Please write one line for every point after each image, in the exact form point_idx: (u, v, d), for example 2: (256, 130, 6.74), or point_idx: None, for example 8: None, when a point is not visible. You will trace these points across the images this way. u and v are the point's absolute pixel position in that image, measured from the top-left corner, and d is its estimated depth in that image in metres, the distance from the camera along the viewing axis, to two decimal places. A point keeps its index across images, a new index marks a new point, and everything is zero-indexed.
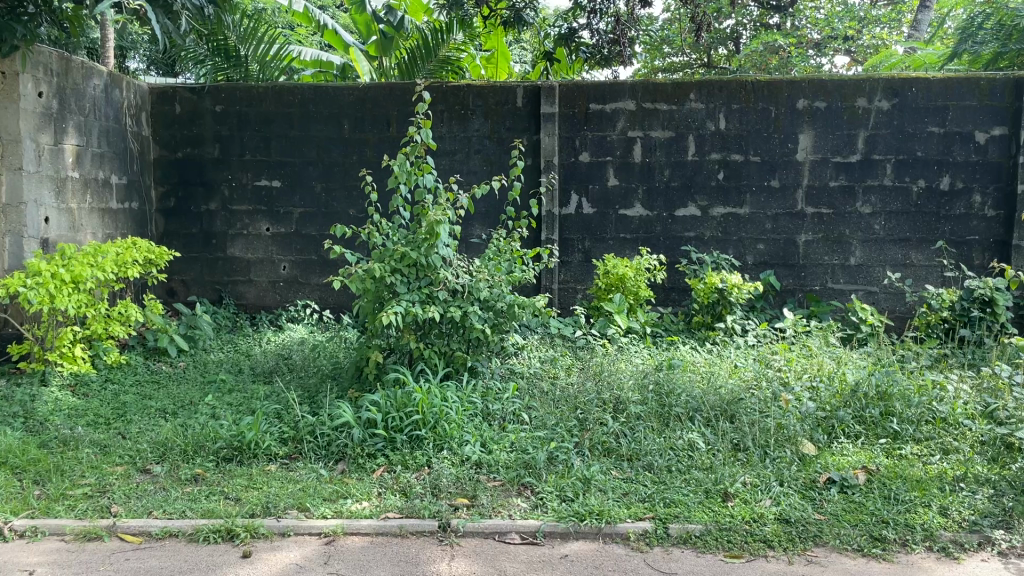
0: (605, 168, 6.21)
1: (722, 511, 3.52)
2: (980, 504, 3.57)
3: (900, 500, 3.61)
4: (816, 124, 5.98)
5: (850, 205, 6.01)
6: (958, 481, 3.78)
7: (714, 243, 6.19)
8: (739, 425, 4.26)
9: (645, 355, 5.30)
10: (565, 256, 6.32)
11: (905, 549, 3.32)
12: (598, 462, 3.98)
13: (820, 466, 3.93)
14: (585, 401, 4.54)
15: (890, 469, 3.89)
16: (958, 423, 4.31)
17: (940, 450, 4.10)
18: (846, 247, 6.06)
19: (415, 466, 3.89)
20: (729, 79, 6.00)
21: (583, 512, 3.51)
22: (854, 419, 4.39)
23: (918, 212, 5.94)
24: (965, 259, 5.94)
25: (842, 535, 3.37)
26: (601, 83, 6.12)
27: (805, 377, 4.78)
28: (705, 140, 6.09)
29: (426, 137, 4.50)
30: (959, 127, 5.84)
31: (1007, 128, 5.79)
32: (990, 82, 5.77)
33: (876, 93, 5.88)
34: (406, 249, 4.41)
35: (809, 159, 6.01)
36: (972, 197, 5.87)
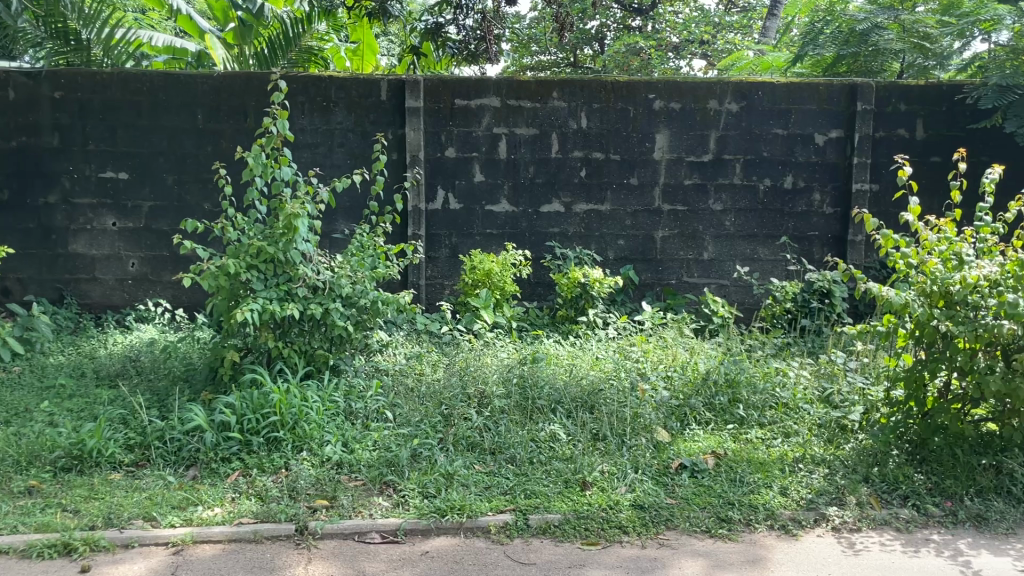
0: (471, 164, 6.22)
1: (580, 500, 3.62)
2: (816, 482, 3.85)
3: (745, 481, 3.84)
4: (672, 124, 6.21)
5: (703, 202, 6.28)
6: (797, 462, 4.05)
7: (577, 239, 6.32)
8: (599, 415, 4.38)
9: (511, 349, 5.34)
10: (431, 252, 6.29)
11: (748, 529, 3.54)
12: (462, 457, 3.98)
13: (673, 452, 4.11)
14: (449, 396, 4.52)
15: (737, 453, 4.11)
16: (798, 408, 4.59)
17: (781, 434, 4.36)
18: (700, 242, 6.33)
19: (272, 468, 3.77)
20: (590, 79, 6.14)
21: (444, 507, 3.52)
22: (705, 406, 4.61)
23: (764, 209, 6.28)
24: (806, 253, 6.33)
25: (691, 518, 3.55)
26: (466, 79, 6.12)
27: (661, 367, 4.98)
28: (567, 138, 6.21)
29: (282, 128, 4.37)
30: (801, 129, 6.21)
31: (842, 131, 6.22)
32: (828, 88, 6.16)
33: (726, 96, 6.17)
34: (263, 244, 4.26)
35: (666, 158, 6.24)
36: (813, 195, 6.27)
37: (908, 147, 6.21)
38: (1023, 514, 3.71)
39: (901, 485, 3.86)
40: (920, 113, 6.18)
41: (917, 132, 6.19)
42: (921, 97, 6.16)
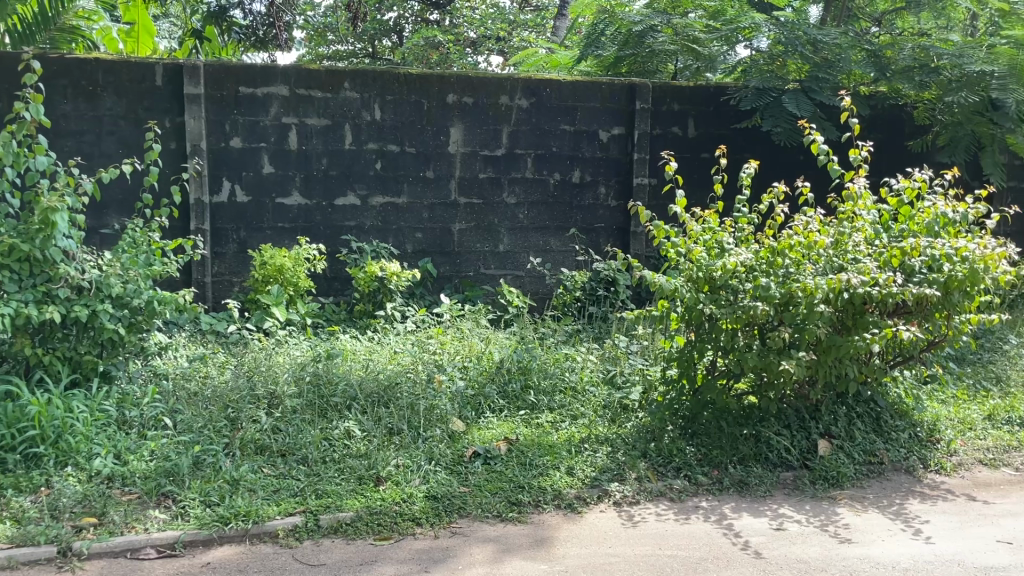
0: (259, 155, 5.97)
1: (373, 496, 3.60)
2: (600, 461, 4.13)
3: (535, 464, 4.01)
4: (465, 118, 6.28)
5: (497, 195, 6.41)
6: (583, 443, 4.30)
7: (373, 232, 6.25)
8: (395, 409, 4.35)
9: (304, 347, 5.17)
10: (218, 247, 5.98)
11: (537, 510, 3.72)
12: (249, 461, 3.83)
13: (467, 441, 4.19)
14: (237, 398, 4.30)
15: (528, 438, 4.28)
16: (584, 391, 4.86)
17: (569, 416, 4.61)
18: (495, 235, 6.46)
19: (30, 487, 3.43)
20: (382, 70, 6.08)
21: (228, 515, 3.36)
22: (499, 394, 4.73)
23: (555, 202, 6.52)
24: (594, 244, 6.64)
25: (483, 505, 3.65)
26: (252, 66, 5.87)
27: (457, 358, 5.03)
28: (360, 129, 6.12)
29: (37, 114, 3.97)
30: (587, 126, 6.50)
31: (624, 128, 6.58)
32: (610, 88, 6.49)
33: (516, 91, 6.33)
34: (15, 241, 3.85)
35: (460, 152, 6.30)
36: (599, 188, 6.58)
37: (682, 144, 6.67)
38: (777, 477, 4.20)
39: (674, 457, 4.23)
40: (692, 113, 6.65)
41: (690, 131, 6.66)
42: (692, 97, 6.64)
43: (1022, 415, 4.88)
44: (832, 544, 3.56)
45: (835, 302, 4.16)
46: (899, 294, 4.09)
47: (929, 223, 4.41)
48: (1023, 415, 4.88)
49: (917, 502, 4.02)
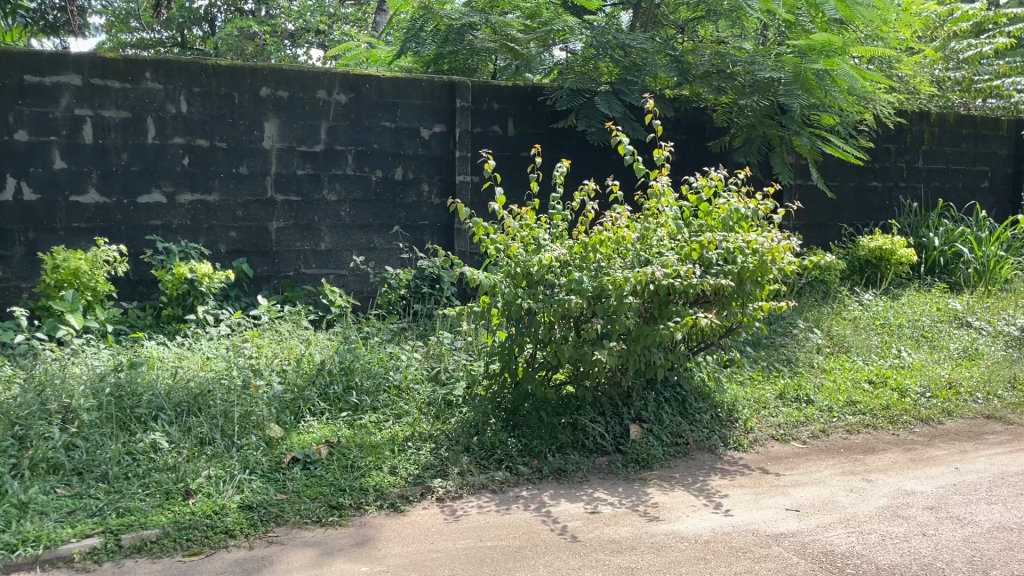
0: (49, 149, 5.51)
1: (181, 510, 3.42)
2: (423, 458, 4.14)
3: (356, 466, 3.96)
4: (281, 113, 6.09)
5: (317, 192, 6.26)
6: (406, 441, 4.29)
7: (183, 232, 5.92)
8: (207, 418, 4.15)
9: (105, 356, 4.82)
10: (3, 250, 5.45)
11: (359, 512, 3.68)
12: (40, 483, 3.53)
13: (285, 447, 4.07)
14: (25, 415, 3.94)
15: (349, 440, 4.21)
16: (408, 389, 4.84)
17: (393, 416, 4.58)
18: (315, 233, 6.29)
19: None
20: (188, 61, 5.79)
21: (15, 542, 3.10)
22: (320, 397, 4.63)
23: (377, 200, 6.44)
24: (417, 241, 6.62)
25: (302, 511, 3.56)
26: (38, 52, 5.41)
27: (275, 361, 4.87)
28: (166, 123, 5.78)
29: None
30: (408, 123, 6.48)
31: (445, 126, 6.60)
32: (430, 85, 6.51)
33: (334, 87, 6.21)
34: None
35: (276, 147, 6.10)
36: (421, 186, 6.57)
37: (502, 142, 6.79)
38: (592, 462, 4.40)
39: (496, 450, 4.32)
40: (510, 112, 6.79)
41: (509, 130, 6.80)
42: (511, 96, 6.78)
43: (808, 392, 5.36)
44: (643, 522, 3.77)
45: (643, 294, 4.39)
46: (698, 285, 4.38)
47: (725, 219, 4.75)
48: (808, 391, 5.36)
49: (718, 478, 4.33)
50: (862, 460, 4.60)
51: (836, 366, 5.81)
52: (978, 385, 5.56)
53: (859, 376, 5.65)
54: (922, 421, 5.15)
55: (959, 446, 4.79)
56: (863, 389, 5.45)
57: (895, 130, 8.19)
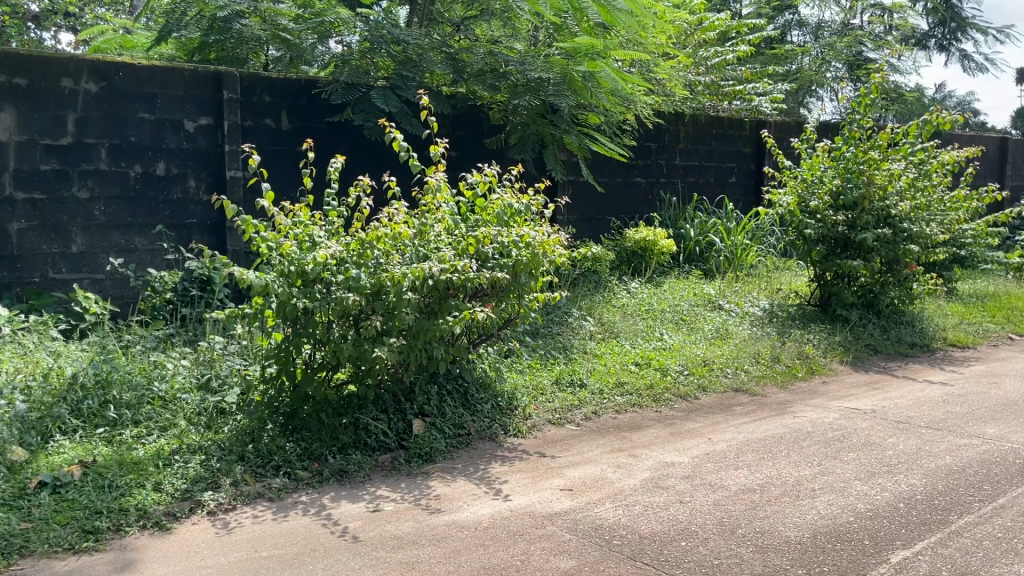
0: None
1: None
2: (192, 471, 3.92)
3: (115, 486, 3.68)
4: (19, 102, 5.52)
5: (66, 189, 5.71)
6: (173, 454, 4.05)
7: None
8: None
9: None
10: None
11: (119, 534, 3.41)
12: None
13: (31, 471, 3.70)
14: None
15: (106, 459, 3.91)
16: (176, 399, 4.56)
17: (158, 429, 4.30)
18: (66, 234, 5.75)
19: None
20: None
21: None
22: (72, 414, 4.26)
23: (137, 197, 5.99)
24: (184, 241, 6.22)
25: (52, 539, 3.26)
26: None
27: (18, 378, 4.42)
28: None
29: None
30: (170, 115, 6.08)
31: (212, 118, 6.27)
32: (193, 75, 6.15)
33: (81, 74, 5.72)
34: None
35: (14, 140, 5.52)
36: (187, 182, 6.19)
37: (276, 136, 6.56)
38: (374, 460, 4.37)
39: (273, 456, 4.18)
40: (283, 105, 6.57)
41: (282, 124, 6.58)
42: (283, 89, 6.56)
43: (581, 376, 5.67)
44: (424, 516, 3.80)
45: (422, 289, 4.43)
46: (475, 279, 4.49)
47: (499, 213, 4.90)
48: (581, 376, 5.67)
49: (497, 465, 4.46)
50: (630, 437, 4.93)
51: (606, 351, 6.18)
52: (728, 361, 6.14)
53: (627, 359, 6.04)
54: (682, 397, 5.60)
55: (712, 418, 5.26)
56: (630, 371, 5.85)
57: (655, 129, 8.84)
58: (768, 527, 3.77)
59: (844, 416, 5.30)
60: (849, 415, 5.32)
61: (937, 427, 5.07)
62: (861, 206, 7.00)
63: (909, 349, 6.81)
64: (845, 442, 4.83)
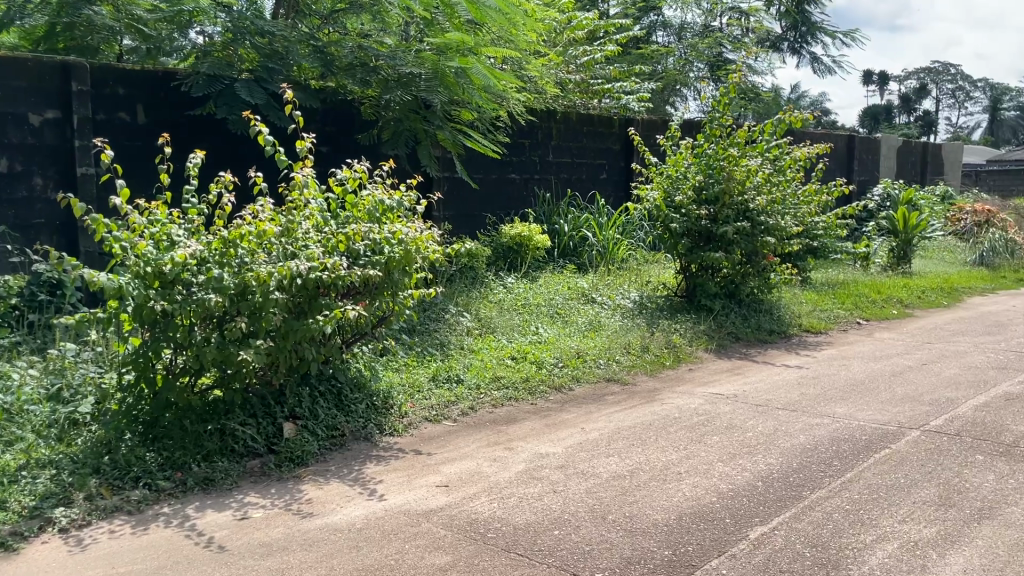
0: None
1: None
2: (42, 487, 3.69)
3: None
4: None
5: None
6: (20, 470, 3.80)
7: None
8: None
9: None
10: None
11: None
12: None
13: None
14: None
15: None
16: (23, 411, 4.28)
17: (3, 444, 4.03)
18: None
19: None
20: None
21: None
22: None
23: None
24: (30, 243, 5.82)
25: None
26: None
27: None
28: None
29: None
30: (10, 107, 5.68)
31: (60, 112, 5.88)
32: (36, 65, 5.75)
33: None
34: None
35: None
36: (33, 179, 5.79)
37: (132, 131, 6.25)
38: (243, 467, 4.23)
39: (132, 467, 3.98)
40: (138, 98, 6.27)
41: (138, 118, 6.27)
42: (138, 81, 6.25)
43: (457, 372, 5.67)
44: (295, 520, 3.71)
45: (289, 288, 4.32)
46: (346, 276, 4.41)
47: (370, 210, 4.82)
48: (458, 371, 5.68)
49: (372, 465, 4.40)
50: (505, 430, 4.97)
51: (483, 346, 6.21)
52: (601, 352, 6.29)
53: (503, 353, 6.09)
54: (556, 389, 5.70)
55: (585, 409, 5.38)
56: (506, 365, 5.91)
57: (528, 126, 8.95)
58: (637, 511, 3.89)
59: (708, 401, 5.53)
60: (713, 400, 5.56)
61: (792, 409, 5.38)
62: (722, 201, 7.34)
63: (767, 336, 7.19)
64: (709, 426, 5.05)
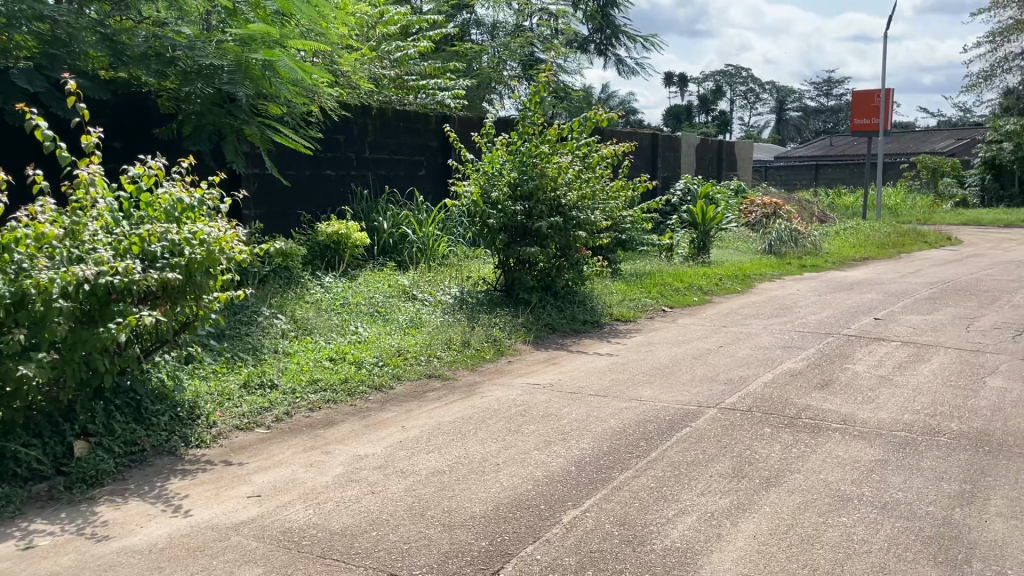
0: None
1: None
2: None
3: None
4: None
5: None
6: None
7: None
8: None
9: None
10: None
11: None
12: None
13: None
14: None
15: None
16: None
17: None
18: None
19: None
20: None
21: None
22: None
23: None
24: None
25: None
26: None
27: None
28: None
29: None
30: None
31: None
32: None
33: None
34: None
35: None
36: None
37: None
38: (27, 492, 3.89)
39: None
40: None
41: None
42: None
43: (272, 377, 5.47)
44: (88, 545, 3.45)
45: (76, 296, 4.00)
46: (141, 281, 4.15)
47: (167, 209, 4.55)
48: (272, 376, 5.47)
49: (177, 480, 4.16)
50: (323, 434, 4.85)
51: (299, 349, 6.02)
52: (421, 349, 6.28)
53: (321, 355, 5.94)
54: (377, 389, 5.62)
55: (405, 407, 5.35)
56: (324, 367, 5.76)
57: (342, 121, 8.83)
58: (455, 505, 3.92)
59: (526, 392, 5.67)
60: (531, 391, 5.71)
61: (604, 394, 5.62)
62: (536, 196, 7.54)
63: (582, 326, 7.47)
64: (526, 416, 5.18)
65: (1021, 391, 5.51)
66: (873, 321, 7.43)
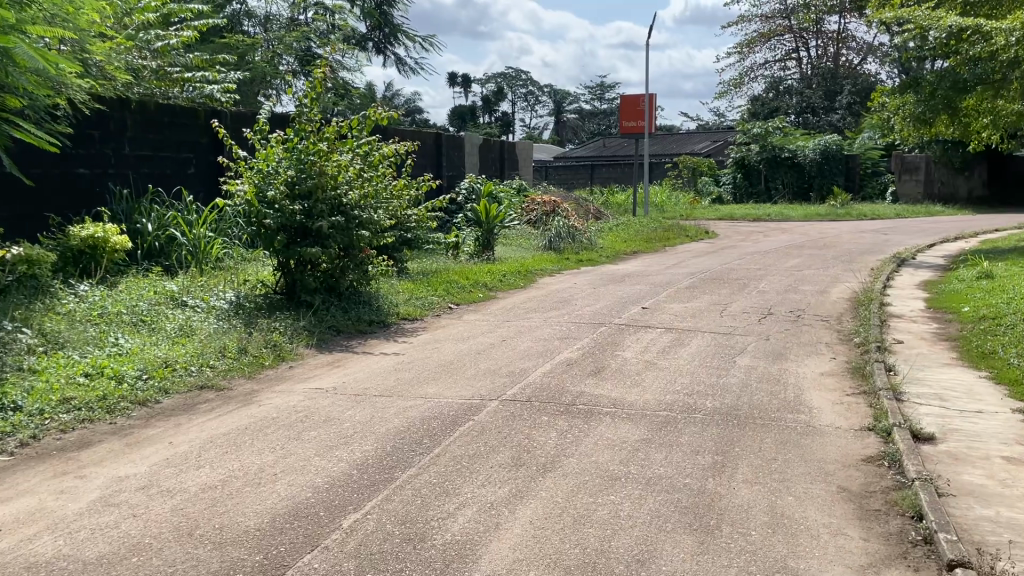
0: None
1: None
2: None
3: None
4: None
5: None
6: None
7: None
8: None
9: None
10: None
11: None
12: None
13: None
14: None
15: None
16: None
17: None
18: None
19: None
20: None
21: None
22: None
23: None
24: None
25: None
26: None
27: None
28: None
29: None
30: None
31: None
32: None
33: None
34: None
35: None
36: None
37: None
38: None
39: None
40: None
41: None
42: None
43: (14, 398, 4.92)
44: None
45: None
46: None
47: None
48: (14, 398, 4.92)
49: None
50: (76, 457, 4.44)
51: (49, 365, 5.46)
52: (192, 359, 5.92)
53: (74, 370, 5.43)
54: (140, 404, 5.22)
55: (173, 421, 5.02)
56: (78, 384, 5.27)
57: (95, 115, 8.16)
58: (227, 521, 3.73)
59: (307, 397, 5.51)
60: (312, 395, 5.56)
61: (388, 394, 5.59)
62: (315, 195, 7.35)
63: (368, 327, 7.39)
64: (306, 422, 5.03)
65: (765, 368, 6.15)
66: (641, 310, 7.96)
